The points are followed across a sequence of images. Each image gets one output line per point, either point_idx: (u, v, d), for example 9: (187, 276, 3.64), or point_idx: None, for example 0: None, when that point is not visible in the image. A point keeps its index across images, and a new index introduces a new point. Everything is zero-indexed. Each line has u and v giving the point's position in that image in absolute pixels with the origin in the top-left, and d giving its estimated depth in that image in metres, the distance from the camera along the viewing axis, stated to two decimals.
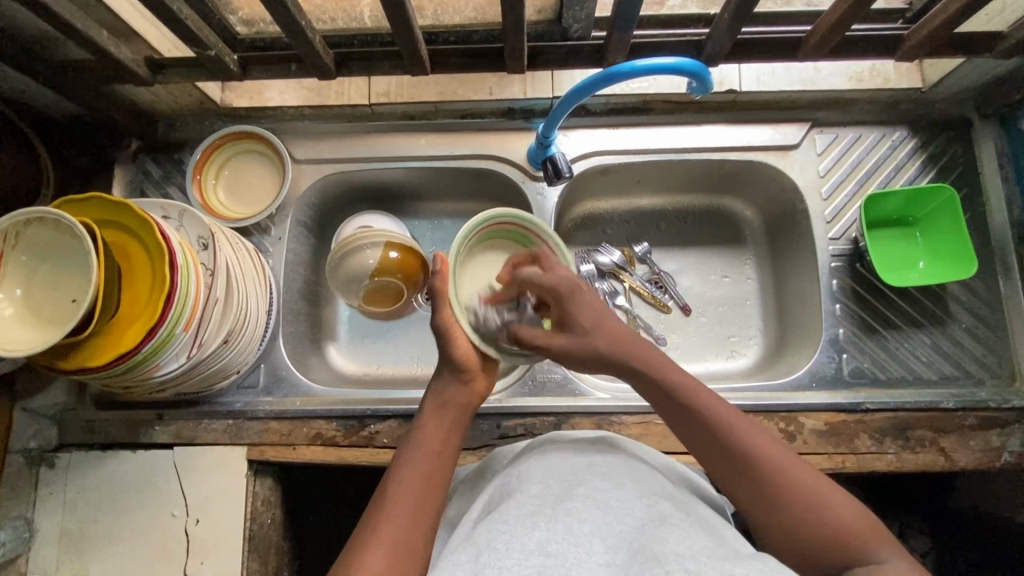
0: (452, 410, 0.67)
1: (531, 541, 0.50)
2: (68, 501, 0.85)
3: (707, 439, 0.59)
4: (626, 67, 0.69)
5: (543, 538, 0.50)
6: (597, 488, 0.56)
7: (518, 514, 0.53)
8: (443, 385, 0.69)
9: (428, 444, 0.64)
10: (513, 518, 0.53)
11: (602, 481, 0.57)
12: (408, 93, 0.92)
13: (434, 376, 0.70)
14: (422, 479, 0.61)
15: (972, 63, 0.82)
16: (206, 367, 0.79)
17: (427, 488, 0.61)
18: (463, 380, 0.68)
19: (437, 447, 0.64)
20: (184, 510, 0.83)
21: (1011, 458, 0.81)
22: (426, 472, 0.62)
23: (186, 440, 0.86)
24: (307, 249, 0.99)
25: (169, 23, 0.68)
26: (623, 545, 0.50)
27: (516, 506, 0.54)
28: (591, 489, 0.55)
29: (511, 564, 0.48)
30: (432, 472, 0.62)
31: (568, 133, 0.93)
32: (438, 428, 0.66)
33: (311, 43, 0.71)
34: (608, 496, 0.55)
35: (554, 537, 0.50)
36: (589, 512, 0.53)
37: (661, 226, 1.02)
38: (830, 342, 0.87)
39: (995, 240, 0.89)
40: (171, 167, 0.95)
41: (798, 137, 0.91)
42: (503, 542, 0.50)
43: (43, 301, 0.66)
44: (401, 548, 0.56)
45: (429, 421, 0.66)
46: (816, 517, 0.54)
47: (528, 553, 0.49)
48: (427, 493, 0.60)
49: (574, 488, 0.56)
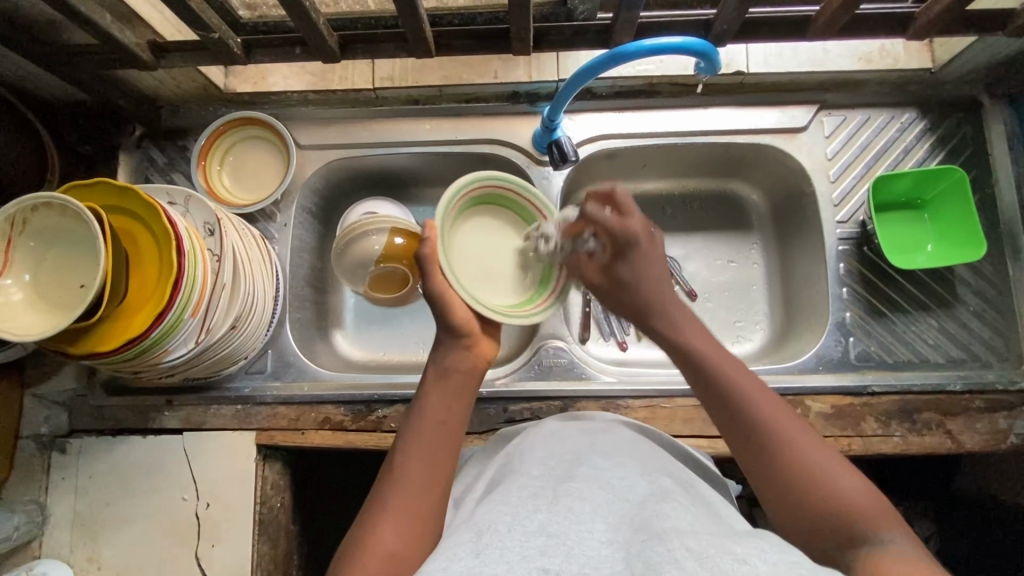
0: (455, 376, 0.67)
1: (533, 523, 0.50)
2: (79, 486, 0.86)
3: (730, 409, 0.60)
4: (633, 46, 0.68)
5: (545, 519, 0.50)
6: (598, 467, 0.56)
7: (521, 495, 0.53)
8: (444, 351, 0.68)
9: (431, 414, 0.64)
10: (516, 500, 0.53)
11: (603, 460, 0.57)
12: (412, 76, 0.92)
13: (434, 346, 0.69)
14: (427, 453, 0.61)
15: (983, 43, 0.81)
16: (214, 352, 0.79)
17: (431, 456, 0.61)
18: (465, 345, 0.68)
19: (440, 419, 0.64)
20: (194, 494, 0.84)
21: (1018, 441, 0.81)
22: (429, 447, 0.62)
23: (195, 425, 0.87)
24: (312, 236, 0.99)
25: (172, 5, 0.67)
26: (625, 522, 0.50)
27: (519, 487, 0.55)
28: (592, 469, 0.56)
29: (513, 544, 0.48)
30: (435, 444, 0.62)
31: (574, 117, 0.92)
32: (439, 396, 0.65)
33: (315, 25, 0.71)
34: (610, 475, 0.55)
35: (555, 517, 0.50)
36: (591, 492, 0.53)
37: (667, 210, 1.02)
38: (837, 326, 0.87)
39: (1004, 222, 0.88)
40: (175, 153, 0.95)
41: (806, 120, 0.90)
42: (505, 524, 0.50)
43: (50, 285, 0.66)
44: (409, 520, 0.57)
45: (431, 391, 0.66)
46: (821, 497, 0.54)
47: (530, 534, 0.49)
48: (434, 465, 0.61)
49: (576, 469, 0.56)
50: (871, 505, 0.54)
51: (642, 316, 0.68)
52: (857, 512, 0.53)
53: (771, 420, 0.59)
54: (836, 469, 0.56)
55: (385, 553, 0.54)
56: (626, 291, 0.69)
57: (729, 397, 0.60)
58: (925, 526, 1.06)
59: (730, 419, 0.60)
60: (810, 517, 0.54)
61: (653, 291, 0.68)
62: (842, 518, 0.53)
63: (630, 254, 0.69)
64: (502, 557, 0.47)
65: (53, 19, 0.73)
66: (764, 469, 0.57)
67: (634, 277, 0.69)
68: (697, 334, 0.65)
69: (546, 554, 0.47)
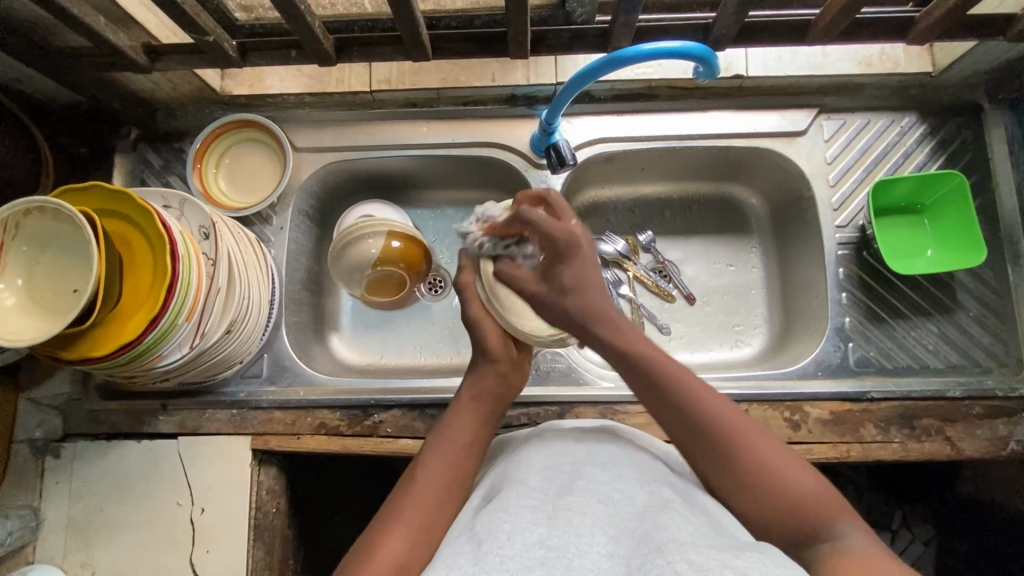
0: (485, 398, 0.69)
1: (531, 535, 0.49)
2: (73, 490, 0.85)
3: (678, 416, 0.59)
4: (632, 50, 0.67)
5: (545, 532, 0.50)
6: (597, 479, 0.56)
7: (519, 504, 0.53)
8: (478, 374, 0.70)
9: (457, 431, 0.65)
10: (514, 508, 0.52)
11: (602, 472, 0.57)
12: (409, 79, 0.91)
13: (468, 370, 0.72)
14: (448, 467, 0.62)
15: (984, 47, 0.80)
16: (209, 356, 0.78)
17: (454, 472, 0.61)
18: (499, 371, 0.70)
19: (466, 436, 0.65)
20: (189, 499, 0.84)
21: (1018, 447, 0.81)
22: (453, 462, 0.62)
23: (190, 430, 0.87)
24: (309, 239, 0.98)
25: (166, 8, 0.67)
26: (625, 536, 0.50)
27: (517, 495, 0.54)
28: (591, 481, 0.55)
29: (512, 554, 0.48)
30: (458, 459, 0.62)
31: (572, 120, 0.92)
32: (467, 415, 0.67)
33: (311, 28, 0.70)
34: (609, 487, 0.55)
35: (555, 530, 0.50)
36: (590, 504, 0.52)
37: (665, 214, 1.01)
38: (836, 331, 0.87)
39: (1005, 227, 0.87)
40: (171, 156, 0.94)
41: (806, 124, 0.90)
42: (503, 532, 0.50)
43: (44, 289, 0.66)
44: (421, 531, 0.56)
45: (462, 409, 0.67)
46: (775, 497, 0.54)
47: (529, 545, 0.48)
48: (454, 479, 0.61)
49: (574, 481, 0.55)
50: (824, 499, 0.54)
51: (586, 328, 0.66)
52: (816, 509, 0.53)
53: (722, 426, 0.57)
54: (788, 466, 0.55)
55: (394, 560, 0.53)
56: (568, 301, 0.66)
57: (675, 401, 0.59)
58: (924, 530, 1.08)
59: (680, 418, 0.59)
60: (769, 518, 0.54)
61: (593, 303, 0.65)
62: (800, 514, 0.53)
63: (567, 258, 0.66)
64: (502, 566, 0.47)
65: (46, 21, 0.73)
66: (718, 472, 0.57)
67: (577, 282, 0.66)
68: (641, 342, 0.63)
69: (545, 565, 0.47)
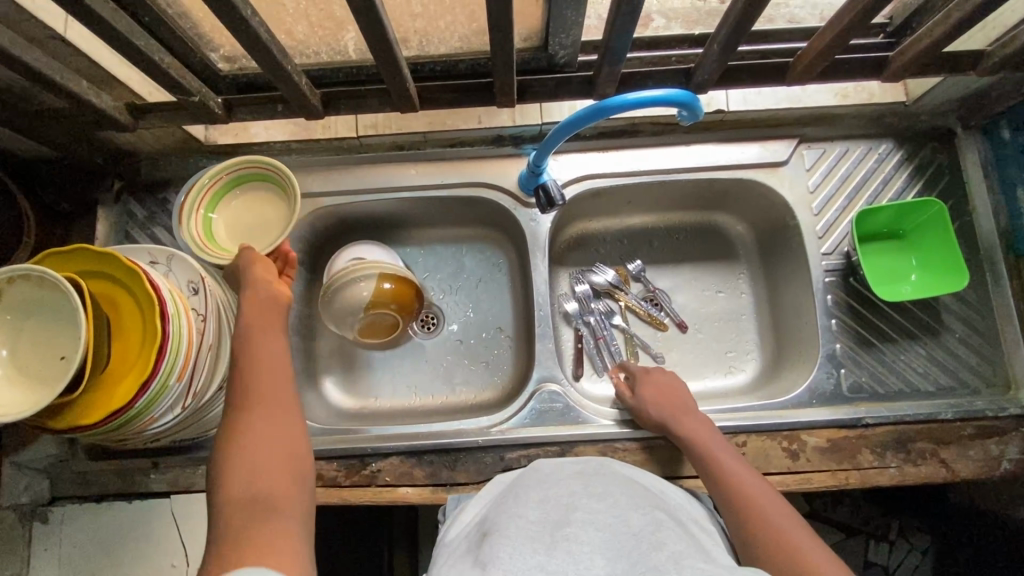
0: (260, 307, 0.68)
1: (531, 562, 0.52)
2: (63, 557, 0.83)
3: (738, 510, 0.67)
4: (616, 100, 0.67)
5: (543, 560, 0.52)
6: (592, 509, 0.58)
7: (519, 535, 0.55)
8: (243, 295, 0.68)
9: (263, 368, 0.63)
10: (514, 539, 0.54)
11: (596, 502, 0.59)
12: (397, 125, 0.92)
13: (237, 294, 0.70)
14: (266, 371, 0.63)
15: (952, 80, 0.83)
16: (201, 413, 0.77)
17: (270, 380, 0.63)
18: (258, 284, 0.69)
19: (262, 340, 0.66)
20: (184, 561, 0.81)
21: (1011, 466, 0.82)
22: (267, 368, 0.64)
23: (184, 487, 0.85)
24: (299, 283, 0.97)
25: (150, 72, 0.66)
26: (621, 557, 0.52)
27: (515, 527, 0.56)
28: (587, 511, 0.58)
29: None
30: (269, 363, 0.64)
31: (558, 157, 0.93)
32: (260, 360, 0.64)
33: (297, 84, 0.70)
34: (605, 515, 0.57)
35: (554, 558, 0.52)
36: (586, 533, 0.55)
37: (653, 243, 1.03)
38: (828, 357, 0.88)
39: (983, 248, 0.90)
40: (155, 206, 0.93)
41: (786, 154, 0.92)
42: (505, 557, 0.52)
43: (29, 361, 0.64)
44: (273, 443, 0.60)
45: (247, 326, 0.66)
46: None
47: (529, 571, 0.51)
48: (276, 454, 0.59)
49: (571, 510, 0.58)
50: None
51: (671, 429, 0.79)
52: None
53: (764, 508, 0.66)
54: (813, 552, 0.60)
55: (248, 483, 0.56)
56: (660, 405, 0.81)
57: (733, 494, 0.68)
58: (921, 539, 1.10)
59: (738, 512, 0.66)
60: None
61: (690, 422, 0.78)
62: None
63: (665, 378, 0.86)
64: None
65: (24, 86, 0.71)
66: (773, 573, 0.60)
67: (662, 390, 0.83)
68: (710, 440, 0.76)
69: None
